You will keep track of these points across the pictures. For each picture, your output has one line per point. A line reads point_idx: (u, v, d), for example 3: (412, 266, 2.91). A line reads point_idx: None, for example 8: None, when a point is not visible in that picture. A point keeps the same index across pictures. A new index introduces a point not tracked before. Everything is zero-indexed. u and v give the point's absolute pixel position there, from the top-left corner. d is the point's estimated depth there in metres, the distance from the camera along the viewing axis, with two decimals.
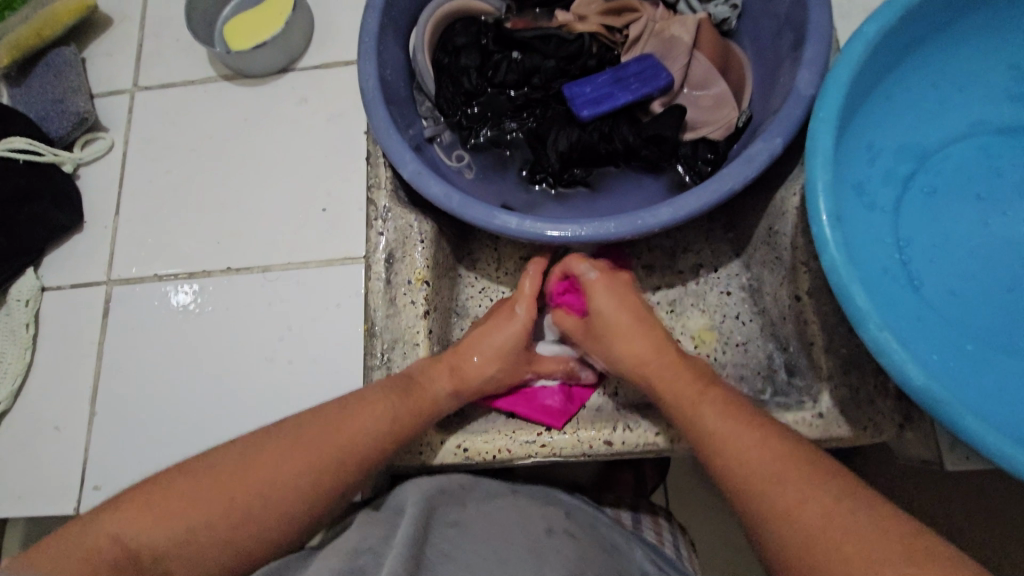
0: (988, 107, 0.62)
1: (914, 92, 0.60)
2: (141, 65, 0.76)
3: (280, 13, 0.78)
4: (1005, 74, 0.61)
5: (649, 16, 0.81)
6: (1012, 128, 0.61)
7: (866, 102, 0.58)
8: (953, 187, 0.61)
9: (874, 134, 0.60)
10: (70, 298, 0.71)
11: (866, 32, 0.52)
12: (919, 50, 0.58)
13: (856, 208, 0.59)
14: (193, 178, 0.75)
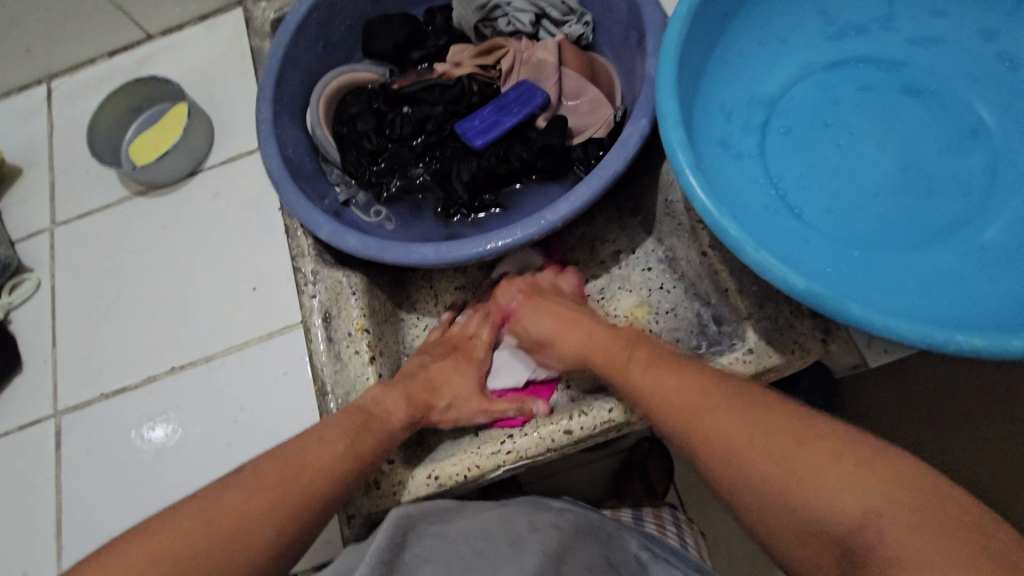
0: (812, 49, 0.64)
1: (741, 51, 0.62)
2: (57, 204, 0.80)
3: (178, 122, 0.79)
4: (816, 19, 0.63)
5: (514, 48, 0.83)
6: (838, 62, 0.63)
7: (703, 68, 0.59)
8: (805, 121, 0.61)
9: (718, 93, 0.61)
10: (19, 441, 0.69)
11: (680, 10, 0.54)
12: (736, 14, 0.60)
13: (721, 159, 0.59)
14: (122, 292, 0.74)
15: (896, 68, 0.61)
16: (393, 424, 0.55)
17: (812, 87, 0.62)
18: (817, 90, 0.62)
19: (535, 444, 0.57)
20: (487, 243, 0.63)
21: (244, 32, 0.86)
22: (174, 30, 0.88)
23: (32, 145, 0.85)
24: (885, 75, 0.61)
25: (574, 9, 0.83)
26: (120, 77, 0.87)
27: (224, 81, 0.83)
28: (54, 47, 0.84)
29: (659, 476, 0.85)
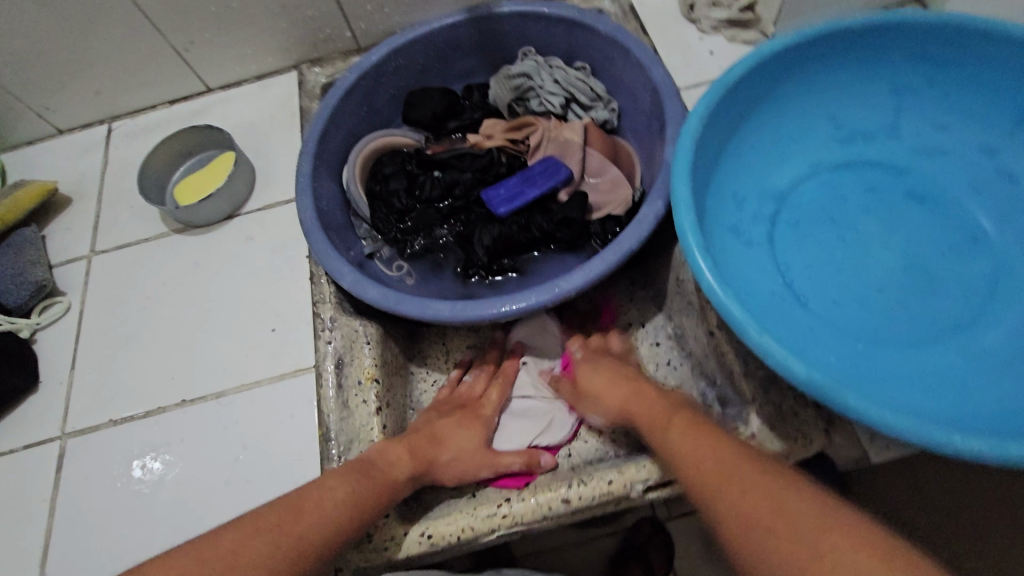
0: (822, 150, 0.68)
1: (755, 147, 0.66)
2: (99, 234, 0.84)
3: (223, 168, 0.84)
4: (828, 123, 0.68)
5: (544, 125, 0.88)
6: (845, 165, 0.67)
7: (719, 161, 0.63)
8: (812, 216, 0.65)
9: (731, 183, 0.65)
10: (22, 461, 0.70)
11: (697, 109, 0.58)
12: (752, 114, 0.64)
13: (732, 245, 0.61)
14: (146, 323, 0.76)
15: (901, 174, 0.65)
16: (395, 472, 0.56)
17: (820, 184, 0.66)
18: (826, 188, 0.66)
19: (531, 510, 0.57)
20: (501, 304, 0.65)
21: (295, 92, 0.93)
22: (232, 86, 0.96)
23: (85, 178, 0.90)
24: (889, 179, 0.65)
25: (602, 96, 0.89)
26: (176, 123, 0.94)
27: (272, 134, 0.90)
28: (122, 92, 0.92)
29: (661, 563, 0.82)
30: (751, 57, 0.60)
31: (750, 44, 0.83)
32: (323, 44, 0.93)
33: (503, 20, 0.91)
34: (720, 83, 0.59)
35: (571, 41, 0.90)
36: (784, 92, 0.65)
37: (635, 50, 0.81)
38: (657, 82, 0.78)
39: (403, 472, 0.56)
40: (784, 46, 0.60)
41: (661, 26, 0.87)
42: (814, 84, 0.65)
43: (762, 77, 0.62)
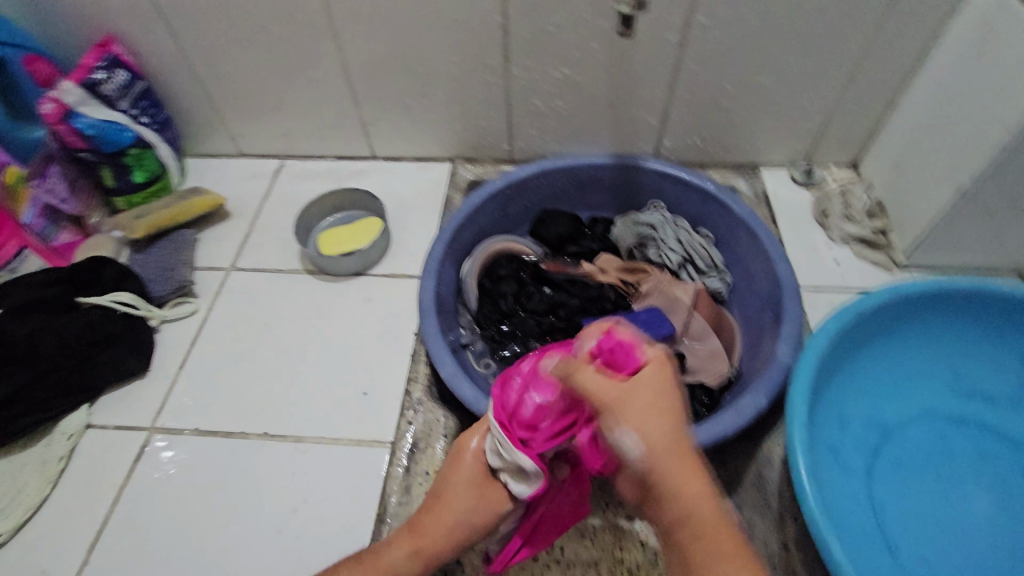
0: (934, 397, 0.68)
1: (871, 374, 0.67)
2: (242, 253, 0.94)
3: (365, 230, 0.93)
4: (948, 368, 0.68)
5: (658, 276, 0.92)
6: (959, 417, 0.67)
7: (834, 382, 0.64)
8: (913, 463, 0.65)
9: (841, 405, 0.65)
10: (110, 439, 0.75)
11: (825, 333, 0.61)
12: (873, 343, 0.65)
13: (834, 469, 0.61)
14: (256, 347, 0.83)
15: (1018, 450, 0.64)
16: (388, 559, 0.54)
17: (928, 431, 0.66)
18: (933, 437, 0.66)
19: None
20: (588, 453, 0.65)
21: (445, 181, 1.04)
22: (392, 159, 1.07)
23: (246, 200, 1.02)
24: (1005, 451, 0.64)
25: (719, 266, 0.94)
26: (336, 177, 1.06)
27: (414, 212, 0.99)
28: (303, 139, 1.06)
29: None
30: (888, 293, 0.62)
31: (876, 264, 0.86)
32: (482, 149, 1.04)
33: (645, 173, 0.99)
34: (849, 314, 0.62)
35: (703, 209, 0.97)
36: (912, 332, 0.66)
37: (765, 240, 0.86)
38: (781, 278, 0.82)
39: (397, 556, 0.55)
40: (918, 293, 0.63)
41: (792, 221, 0.92)
42: (940, 333, 0.66)
43: (893, 314, 0.64)
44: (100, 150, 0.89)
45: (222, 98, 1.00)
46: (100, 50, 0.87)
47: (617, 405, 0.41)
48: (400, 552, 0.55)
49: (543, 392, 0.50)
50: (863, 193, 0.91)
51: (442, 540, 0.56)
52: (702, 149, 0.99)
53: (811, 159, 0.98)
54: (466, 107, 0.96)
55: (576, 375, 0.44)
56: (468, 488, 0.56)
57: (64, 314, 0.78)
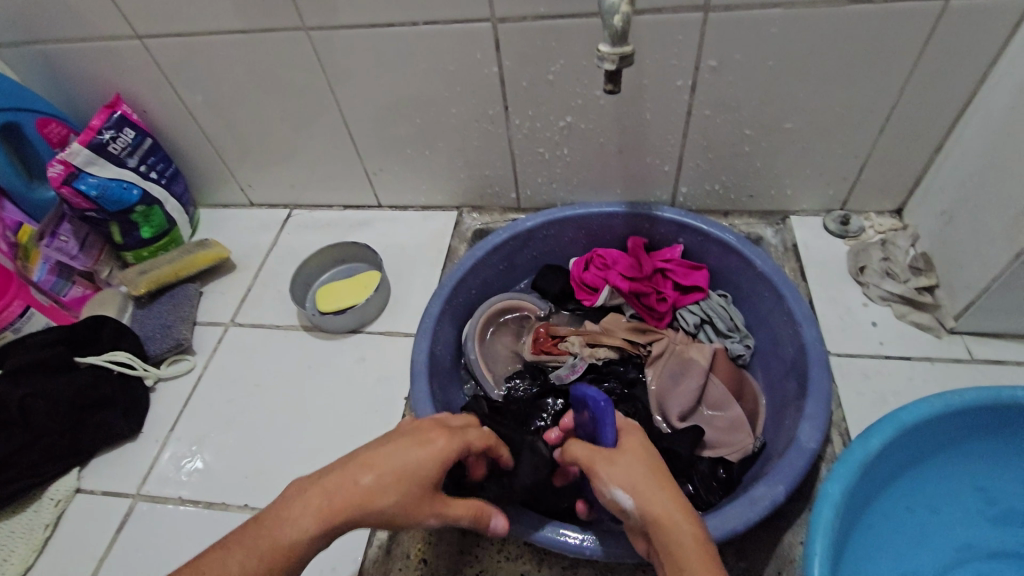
0: (969, 528, 0.58)
1: (889, 516, 0.57)
2: (243, 308, 0.93)
3: (365, 283, 0.90)
4: (974, 496, 0.58)
5: (671, 338, 0.86)
6: (1001, 552, 0.58)
7: (872, 505, 0.56)
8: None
9: (866, 570, 0.55)
10: (96, 505, 0.75)
11: (854, 455, 0.52)
12: (907, 472, 0.56)
13: None
14: (246, 411, 0.81)
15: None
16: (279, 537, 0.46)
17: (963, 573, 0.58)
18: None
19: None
20: (600, 533, 0.61)
21: (449, 232, 1.00)
22: (398, 208, 1.05)
23: (253, 252, 1.02)
24: None
25: (740, 328, 0.87)
26: (342, 227, 1.04)
27: (416, 264, 0.96)
28: (310, 189, 1.05)
29: None
30: (891, 429, 0.53)
31: (922, 328, 0.76)
32: (487, 198, 1.00)
33: (659, 223, 0.92)
34: (889, 430, 0.53)
35: (721, 261, 0.89)
36: (930, 467, 0.57)
37: (790, 300, 0.78)
38: (807, 344, 0.73)
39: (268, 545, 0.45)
40: (953, 412, 0.54)
41: (822, 276, 0.83)
42: (959, 463, 0.57)
43: (923, 438, 0.55)
44: (105, 209, 0.90)
45: (232, 152, 1.00)
46: (108, 111, 0.88)
47: (613, 455, 0.53)
48: (303, 529, 0.46)
49: (664, 283, 0.90)
50: (907, 243, 0.83)
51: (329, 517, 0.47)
52: (722, 196, 0.91)
53: (847, 205, 0.89)
54: (469, 158, 0.93)
55: (633, 440, 0.55)
56: (401, 453, 0.50)
57: (61, 375, 0.77)
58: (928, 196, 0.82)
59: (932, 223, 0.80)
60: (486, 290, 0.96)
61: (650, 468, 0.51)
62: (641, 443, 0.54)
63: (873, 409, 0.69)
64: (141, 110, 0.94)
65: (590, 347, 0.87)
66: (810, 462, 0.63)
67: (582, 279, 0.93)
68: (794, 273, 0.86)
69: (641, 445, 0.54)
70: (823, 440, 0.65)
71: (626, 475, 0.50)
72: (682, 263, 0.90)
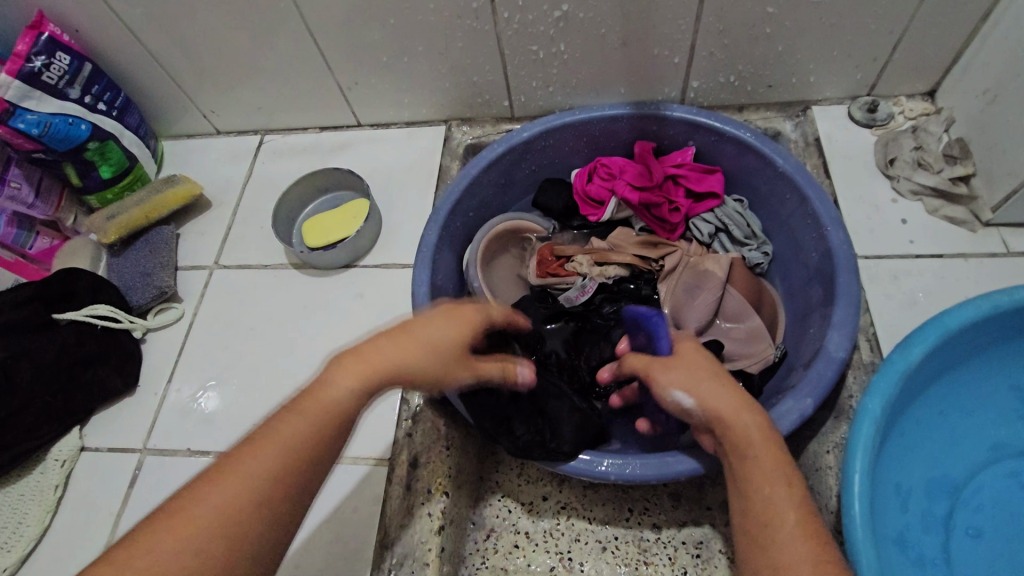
0: (1005, 429, 0.56)
1: (922, 421, 0.55)
2: (225, 248, 0.87)
3: (353, 213, 0.84)
4: (1011, 397, 0.56)
5: (684, 251, 0.82)
6: None
7: (906, 412, 0.54)
8: (999, 528, 0.54)
9: (896, 475, 0.54)
10: (103, 461, 0.73)
11: (894, 361, 0.50)
12: (941, 377, 0.55)
13: (891, 509, 0.54)
14: (243, 357, 0.78)
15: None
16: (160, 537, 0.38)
17: (999, 474, 0.56)
18: (1006, 479, 0.56)
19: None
20: (625, 458, 0.61)
21: (439, 149, 0.92)
22: (380, 125, 0.95)
23: (228, 186, 0.94)
24: None
25: (757, 235, 0.82)
26: (320, 151, 0.95)
27: (408, 188, 0.88)
28: (281, 111, 0.95)
29: None
30: (934, 335, 0.50)
31: (955, 222, 0.71)
32: (477, 107, 0.90)
33: (669, 124, 0.83)
34: (932, 334, 0.51)
35: (737, 162, 0.82)
36: (968, 370, 0.55)
37: (815, 201, 0.72)
38: (834, 248, 0.68)
39: (170, 548, 0.38)
40: (1000, 313, 0.51)
41: (847, 173, 0.77)
42: (996, 364, 0.55)
43: (962, 341, 0.52)
44: (53, 149, 0.80)
45: (186, 72, 0.89)
46: (32, 31, 0.76)
47: (670, 361, 0.53)
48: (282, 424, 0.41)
49: (675, 192, 0.84)
50: (941, 129, 0.75)
51: (275, 454, 0.41)
52: (737, 89, 0.83)
53: (874, 90, 0.81)
54: (454, 62, 0.83)
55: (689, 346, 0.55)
56: None
57: (40, 335, 0.72)
58: (969, 73, 0.73)
59: (972, 104, 0.73)
60: (484, 212, 0.89)
61: (709, 368, 0.51)
62: (696, 349, 0.54)
63: (902, 312, 0.66)
64: (71, 30, 0.81)
65: (599, 267, 0.82)
66: (839, 371, 0.61)
67: (586, 194, 0.87)
68: (817, 170, 0.79)
69: (697, 351, 0.54)
70: (852, 348, 0.62)
71: (686, 378, 0.50)
72: (693, 167, 0.83)
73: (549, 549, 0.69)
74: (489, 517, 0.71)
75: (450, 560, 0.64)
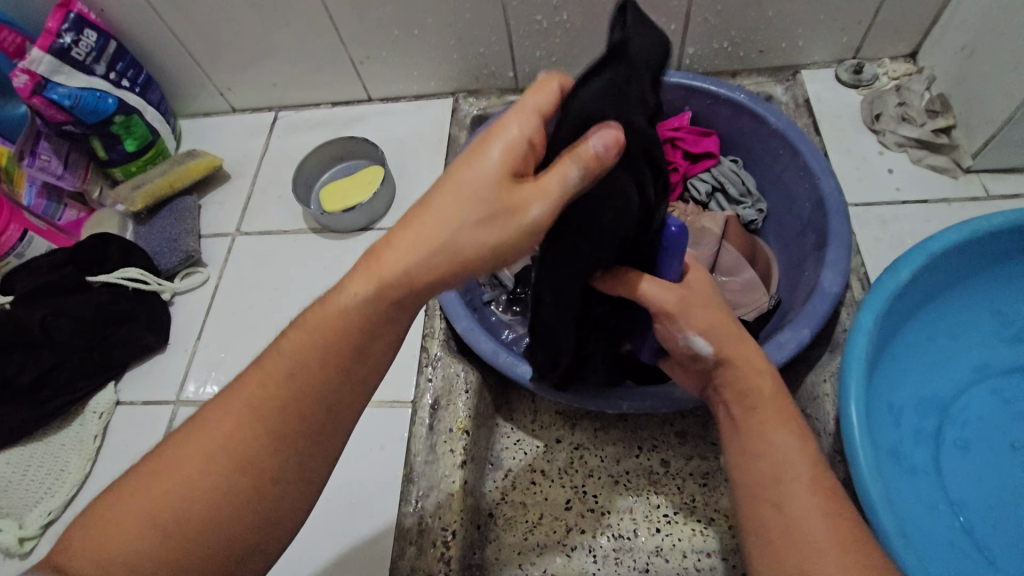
0: (986, 350, 0.61)
1: (911, 344, 0.60)
2: (246, 216, 0.91)
3: (368, 180, 0.88)
4: (992, 320, 0.61)
5: (682, 210, 0.86)
6: (1017, 370, 0.60)
7: (896, 335, 0.58)
8: (985, 441, 0.58)
9: (890, 393, 0.58)
10: (138, 414, 0.77)
11: (884, 283, 0.55)
12: (927, 302, 0.59)
13: (886, 423, 0.57)
14: (267, 315, 0.82)
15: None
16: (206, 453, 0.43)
17: (984, 392, 0.60)
18: (991, 397, 0.60)
19: (582, 572, 0.65)
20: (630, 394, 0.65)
21: (448, 119, 0.96)
22: (390, 99, 1.00)
23: (245, 159, 0.98)
24: None
25: (752, 192, 0.86)
26: (332, 125, 1.00)
27: (419, 157, 0.93)
28: (295, 87, 0.99)
29: None
30: (918, 257, 0.55)
31: (937, 171, 0.75)
32: (484, 78, 0.95)
33: (666, 89, 0.88)
34: (920, 256, 0.55)
35: (732, 124, 0.87)
36: (950, 295, 0.59)
37: (806, 154, 0.77)
38: (825, 196, 0.73)
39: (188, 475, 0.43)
40: (978, 236, 0.56)
41: (837, 130, 0.81)
42: (975, 289, 0.60)
43: (945, 265, 0.57)
44: (83, 121, 0.84)
45: (204, 50, 0.93)
46: (61, 9, 0.80)
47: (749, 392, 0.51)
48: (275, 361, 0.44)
49: (673, 155, 0.88)
50: (922, 87, 0.80)
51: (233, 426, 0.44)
52: (731, 55, 0.87)
53: (860, 53, 0.86)
54: (461, 34, 0.87)
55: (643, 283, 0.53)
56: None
57: (76, 295, 0.76)
58: (947, 32, 0.78)
59: (951, 61, 0.77)
60: None
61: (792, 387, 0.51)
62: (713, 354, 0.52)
63: (890, 253, 0.71)
64: (97, 9, 0.86)
65: None
66: (832, 305, 0.65)
67: None
68: (808, 129, 0.84)
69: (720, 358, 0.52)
70: (844, 284, 0.66)
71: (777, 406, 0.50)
72: (689, 131, 0.87)
73: (565, 484, 0.71)
74: (507, 459, 0.74)
75: (473, 493, 0.68)
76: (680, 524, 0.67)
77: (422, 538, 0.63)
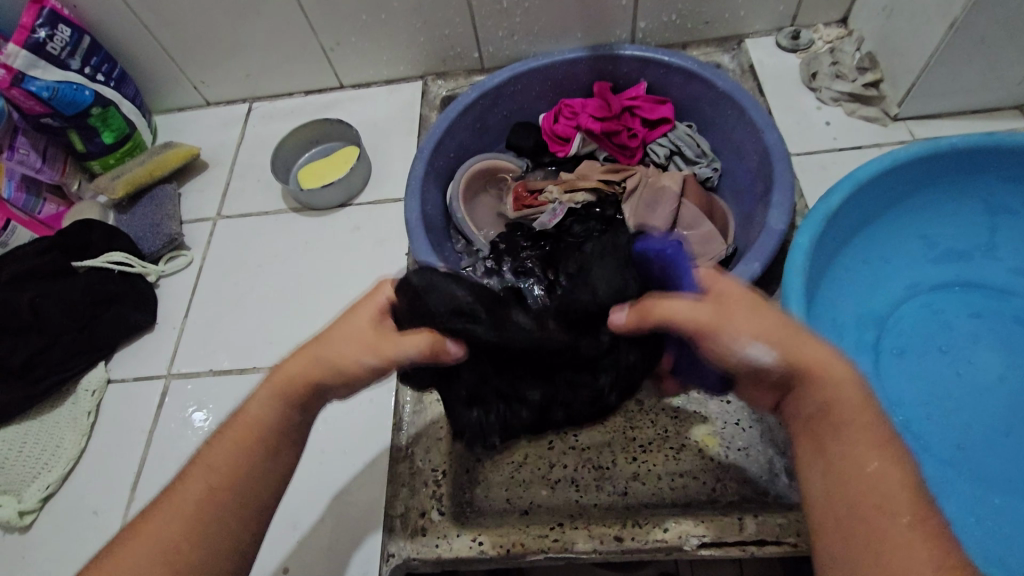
0: (916, 270, 0.68)
1: (848, 268, 0.66)
2: (226, 200, 0.94)
3: (345, 159, 0.92)
4: (919, 244, 0.68)
5: (643, 172, 0.90)
6: (944, 286, 0.67)
7: (833, 259, 0.65)
8: (919, 348, 0.65)
9: (831, 312, 0.65)
10: (130, 390, 0.79)
11: (820, 210, 0.61)
12: (860, 228, 0.66)
13: (829, 338, 0.64)
14: (252, 290, 0.85)
15: (1005, 297, 0.65)
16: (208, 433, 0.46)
17: (916, 306, 0.66)
18: (924, 310, 0.66)
19: (566, 500, 0.70)
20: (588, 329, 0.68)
21: (418, 100, 1.01)
22: (361, 86, 1.04)
23: (222, 148, 1.01)
24: (985, 300, 0.66)
25: (706, 153, 0.92)
26: (306, 112, 1.03)
27: (392, 136, 0.97)
28: (267, 77, 1.02)
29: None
30: (848, 185, 0.61)
31: (869, 120, 0.82)
32: (450, 61, 1.00)
33: (622, 62, 0.94)
34: (850, 183, 0.61)
35: (684, 91, 0.93)
36: (880, 222, 0.66)
37: (751, 111, 0.83)
38: (770, 146, 0.79)
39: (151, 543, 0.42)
40: (900, 164, 0.62)
41: (779, 90, 0.88)
42: (902, 215, 0.67)
43: (873, 193, 0.63)
44: (62, 112, 0.86)
45: (176, 45, 0.96)
46: (35, 6, 0.83)
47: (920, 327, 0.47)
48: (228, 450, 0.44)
49: (632, 123, 0.94)
50: (853, 48, 0.87)
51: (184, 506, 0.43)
52: (679, 27, 0.94)
53: (796, 21, 0.93)
54: (426, 17, 0.92)
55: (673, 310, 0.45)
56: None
57: (63, 279, 0.78)
58: None
59: (876, 21, 0.84)
60: (463, 154, 0.98)
61: None
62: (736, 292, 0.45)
63: None
64: (69, 6, 0.88)
65: (568, 194, 0.91)
66: (780, 241, 0.71)
67: (553, 133, 0.96)
68: (753, 92, 0.90)
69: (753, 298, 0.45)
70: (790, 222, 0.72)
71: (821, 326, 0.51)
72: (644, 99, 0.93)
73: None
74: None
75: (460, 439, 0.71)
76: (654, 453, 0.72)
77: (415, 479, 0.67)
